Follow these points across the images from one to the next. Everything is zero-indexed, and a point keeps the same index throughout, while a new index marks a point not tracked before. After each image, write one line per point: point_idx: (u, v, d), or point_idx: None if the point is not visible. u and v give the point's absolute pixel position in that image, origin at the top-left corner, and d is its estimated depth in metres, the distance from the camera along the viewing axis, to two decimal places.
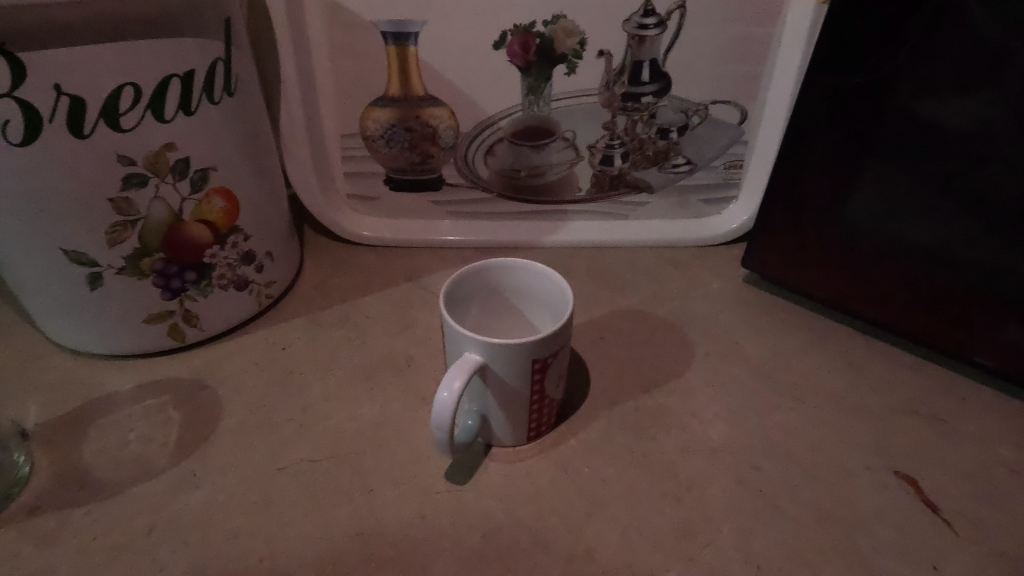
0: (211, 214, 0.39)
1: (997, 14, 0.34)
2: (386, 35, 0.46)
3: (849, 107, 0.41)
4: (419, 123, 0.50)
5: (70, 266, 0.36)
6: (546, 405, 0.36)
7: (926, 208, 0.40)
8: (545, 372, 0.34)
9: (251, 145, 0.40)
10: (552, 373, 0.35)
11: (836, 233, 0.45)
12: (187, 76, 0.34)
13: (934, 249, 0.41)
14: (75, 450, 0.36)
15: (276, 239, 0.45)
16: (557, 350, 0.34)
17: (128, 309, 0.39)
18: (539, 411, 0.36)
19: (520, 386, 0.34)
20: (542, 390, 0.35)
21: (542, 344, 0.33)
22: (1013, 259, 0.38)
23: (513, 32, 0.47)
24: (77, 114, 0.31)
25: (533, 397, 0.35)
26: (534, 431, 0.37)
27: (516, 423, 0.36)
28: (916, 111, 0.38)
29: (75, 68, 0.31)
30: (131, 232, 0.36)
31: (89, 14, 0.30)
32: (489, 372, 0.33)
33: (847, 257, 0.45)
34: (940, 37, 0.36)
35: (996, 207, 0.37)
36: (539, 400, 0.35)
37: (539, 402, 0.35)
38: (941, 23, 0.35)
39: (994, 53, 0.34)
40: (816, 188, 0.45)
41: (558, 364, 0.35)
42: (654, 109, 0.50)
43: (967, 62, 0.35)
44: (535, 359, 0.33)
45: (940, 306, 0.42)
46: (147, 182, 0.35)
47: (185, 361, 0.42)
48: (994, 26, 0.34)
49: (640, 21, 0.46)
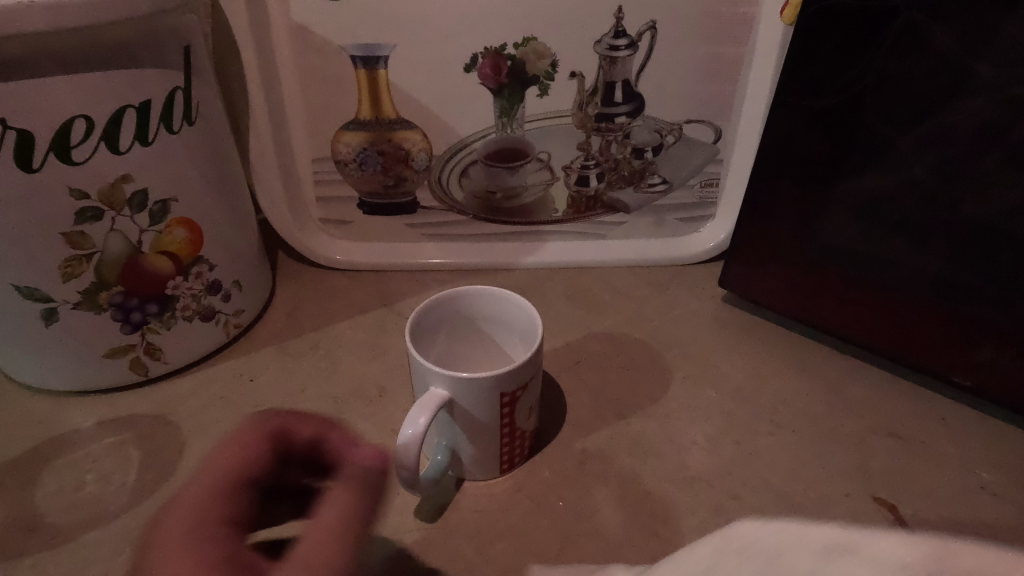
0: (172, 245, 0.38)
1: (959, 38, 0.34)
2: (356, 59, 0.46)
3: (819, 128, 0.41)
4: (392, 146, 0.49)
5: (22, 303, 0.35)
6: (518, 436, 0.35)
7: (898, 229, 0.40)
8: (515, 405, 0.33)
9: (215, 174, 0.39)
10: (522, 406, 0.34)
11: (810, 253, 0.44)
12: (144, 106, 0.33)
13: (907, 270, 0.41)
14: (28, 493, 0.35)
15: (244, 267, 0.44)
16: (526, 382, 0.33)
17: (86, 345, 0.38)
18: (509, 444, 0.35)
19: (489, 420, 0.33)
20: (511, 424, 0.34)
21: (510, 377, 0.32)
22: (986, 281, 0.38)
23: (484, 55, 0.46)
24: (26, 148, 0.30)
25: (503, 430, 0.34)
26: (506, 464, 0.37)
27: (487, 456, 0.35)
28: (885, 133, 0.38)
29: (22, 102, 0.30)
30: (87, 265, 0.35)
31: (36, 47, 0.29)
32: (456, 407, 0.32)
33: (823, 278, 0.45)
34: (906, 59, 0.36)
35: (966, 228, 0.37)
36: (509, 433, 0.35)
37: (510, 434, 0.35)
38: (905, 45, 0.35)
39: (958, 76, 0.34)
40: (789, 208, 0.44)
41: (529, 396, 0.34)
42: (628, 129, 0.49)
43: (932, 84, 0.35)
44: (503, 393, 0.32)
45: (916, 327, 0.42)
46: (102, 215, 0.34)
47: (148, 395, 0.41)
48: (957, 49, 0.34)
49: (611, 42, 0.46)
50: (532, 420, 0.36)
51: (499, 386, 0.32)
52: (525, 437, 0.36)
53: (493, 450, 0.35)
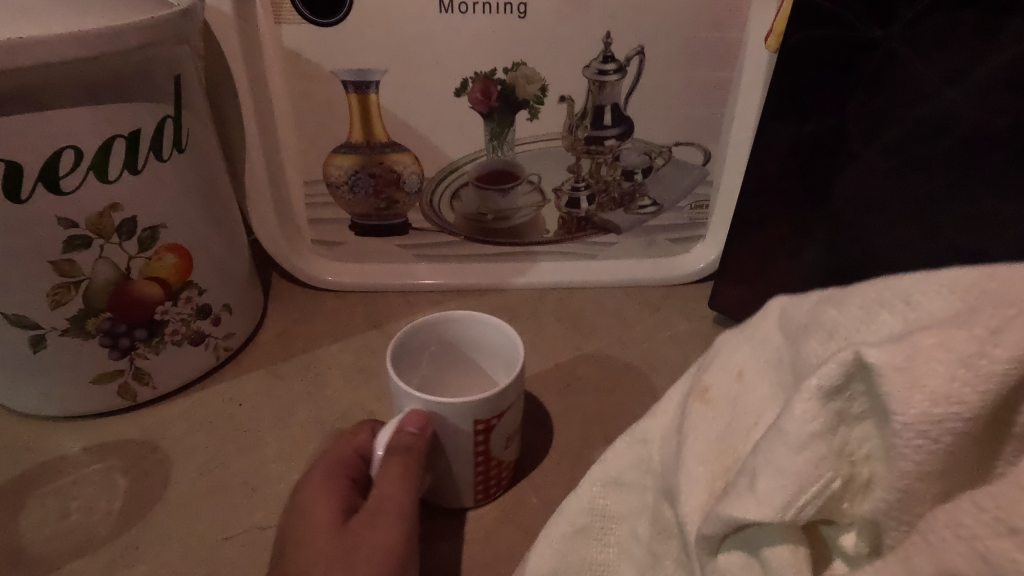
0: (162, 271, 0.38)
1: (941, 63, 0.34)
2: (347, 84, 0.46)
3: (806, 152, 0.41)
4: (383, 169, 0.50)
5: (9, 330, 0.35)
6: (495, 463, 0.35)
7: (890, 252, 0.39)
8: (490, 433, 0.33)
9: (204, 200, 0.39)
10: (498, 433, 0.34)
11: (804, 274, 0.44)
12: (133, 136, 0.34)
13: None
14: (12, 521, 0.35)
15: (234, 291, 0.44)
16: (502, 408, 0.33)
17: (74, 371, 0.38)
18: (485, 471, 0.35)
19: (464, 446, 0.33)
20: (486, 451, 0.34)
21: (485, 406, 0.32)
22: None
23: (474, 80, 0.47)
24: (13, 179, 0.31)
25: (480, 457, 0.34)
26: (481, 495, 0.36)
27: (464, 484, 0.35)
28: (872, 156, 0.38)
29: (10, 133, 0.30)
30: (75, 293, 0.35)
31: (26, 80, 0.29)
32: (430, 433, 0.32)
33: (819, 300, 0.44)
34: (888, 84, 0.37)
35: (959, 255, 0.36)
36: (484, 461, 0.34)
37: (486, 461, 0.34)
38: (888, 70, 0.36)
39: (940, 101, 0.35)
40: (777, 231, 0.45)
41: (507, 423, 0.34)
42: (617, 151, 0.50)
43: (918, 108, 0.36)
44: (478, 420, 0.32)
45: None
46: (91, 243, 0.34)
47: (136, 420, 0.41)
48: (939, 75, 0.34)
49: (599, 67, 0.46)
50: (510, 446, 0.35)
51: (472, 412, 0.32)
52: (504, 463, 0.36)
53: (469, 477, 0.35)
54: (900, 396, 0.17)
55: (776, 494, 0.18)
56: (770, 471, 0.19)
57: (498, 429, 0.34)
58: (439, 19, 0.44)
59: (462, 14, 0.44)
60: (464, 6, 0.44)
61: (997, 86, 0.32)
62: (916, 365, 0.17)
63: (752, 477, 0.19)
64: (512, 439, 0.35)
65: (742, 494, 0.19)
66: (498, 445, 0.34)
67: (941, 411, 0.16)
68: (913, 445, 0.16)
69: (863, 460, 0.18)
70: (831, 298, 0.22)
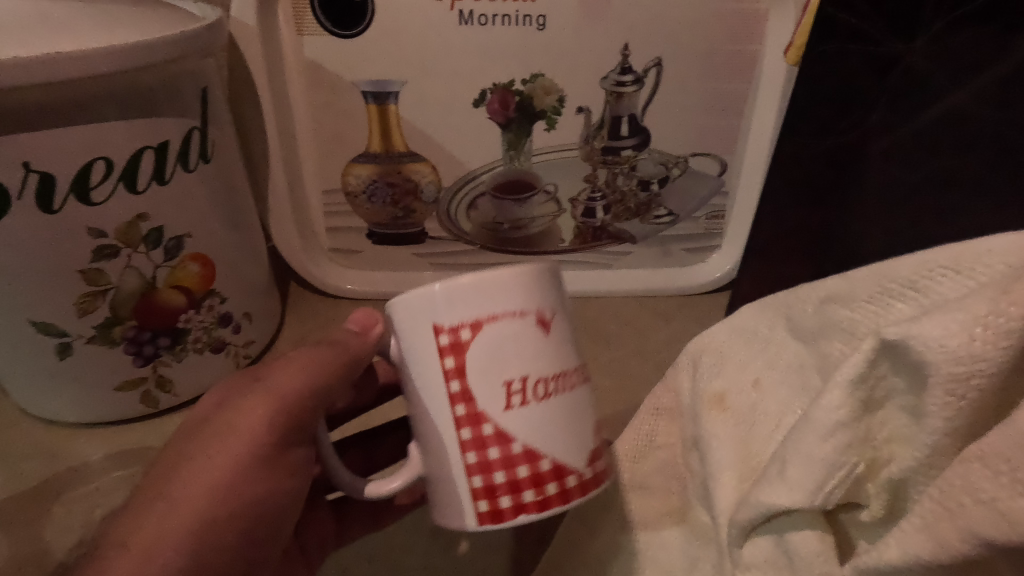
0: (186, 279, 0.38)
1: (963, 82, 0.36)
2: (367, 94, 0.47)
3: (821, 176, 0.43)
4: (401, 178, 0.50)
5: (37, 337, 0.35)
6: (490, 430, 0.29)
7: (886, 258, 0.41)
8: (460, 351, 0.29)
9: (227, 208, 0.40)
10: (479, 370, 0.29)
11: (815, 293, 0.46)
12: (162, 147, 0.34)
13: None
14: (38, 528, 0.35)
15: (254, 298, 0.44)
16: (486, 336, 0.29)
17: (99, 378, 0.38)
18: (476, 438, 0.29)
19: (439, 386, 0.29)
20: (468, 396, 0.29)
21: (450, 306, 0.29)
22: None
23: (493, 91, 0.47)
24: (46, 190, 0.31)
25: (461, 404, 0.29)
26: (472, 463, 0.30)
27: (455, 452, 0.30)
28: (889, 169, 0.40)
29: (45, 145, 0.30)
30: (101, 301, 0.36)
31: (61, 94, 0.30)
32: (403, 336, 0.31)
33: None
34: (908, 100, 0.39)
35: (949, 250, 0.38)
36: (472, 416, 0.29)
37: (476, 420, 0.29)
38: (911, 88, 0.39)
39: (956, 113, 0.37)
40: None
41: (503, 367, 0.29)
42: (634, 161, 0.50)
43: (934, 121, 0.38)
44: (442, 328, 0.29)
45: None
46: (118, 253, 0.35)
47: (158, 427, 0.41)
48: (960, 91, 0.36)
49: (617, 78, 0.46)
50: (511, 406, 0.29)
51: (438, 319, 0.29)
52: (512, 443, 0.29)
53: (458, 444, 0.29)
54: (931, 361, 0.22)
55: (803, 482, 0.24)
56: (798, 461, 0.24)
57: (483, 366, 0.29)
58: (459, 31, 0.45)
59: (482, 26, 0.45)
60: (484, 17, 0.44)
61: (1010, 87, 0.35)
62: (932, 330, 0.22)
63: (781, 467, 0.25)
64: (518, 399, 0.29)
65: (774, 483, 0.25)
66: (493, 396, 0.29)
67: (961, 371, 0.21)
68: (945, 403, 0.22)
69: (883, 439, 0.24)
70: (835, 294, 0.27)
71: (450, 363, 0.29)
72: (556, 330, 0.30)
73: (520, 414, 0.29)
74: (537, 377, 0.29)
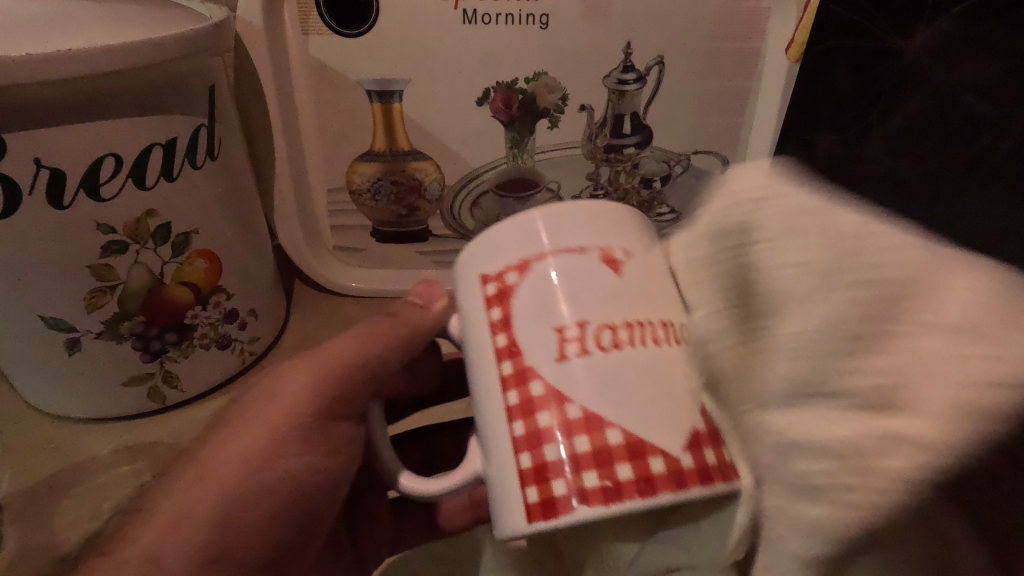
0: (193, 275, 0.39)
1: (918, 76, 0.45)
2: (372, 93, 0.47)
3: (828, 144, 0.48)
4: (405, 176, 0.50)
5: (46, 332, 0.36)
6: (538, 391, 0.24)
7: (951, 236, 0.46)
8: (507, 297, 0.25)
9: (234, 205, 0.40)
10: (530, 313, 0.25)
11: None
12: (170, 144, 0.35)
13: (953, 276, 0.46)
14: (46, 521, 0.36)
15: (260, 296, 0.44)
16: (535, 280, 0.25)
17: (106, 373, 0.39)
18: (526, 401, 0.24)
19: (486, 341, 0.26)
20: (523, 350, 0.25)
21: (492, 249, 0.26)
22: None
23: (496, 89, 0.48)
24: (57, 186, 0.31)
25: (506, 360, 0.25)
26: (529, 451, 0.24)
27: (500, 425, 0.25)
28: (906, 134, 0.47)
29: (55, 141, 0.31)
30: (110, 297, 0.36)
31: (71, 91, 0.30)
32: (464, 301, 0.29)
33: None
34: (909, 79, 0.45)
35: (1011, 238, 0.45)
36: (520, 374, 0.24)
37: (527, 378, 0.24)
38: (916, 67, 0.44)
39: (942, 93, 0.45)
40: None
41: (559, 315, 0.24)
42: (636, 159, 0.50)
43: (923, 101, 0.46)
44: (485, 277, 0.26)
45: None
46: (127, 248, 0.35)
47: (165, 423, 0.41)
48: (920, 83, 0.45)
49: (620, 77, 0.47)
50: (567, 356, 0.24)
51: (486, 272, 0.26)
52: (568, 405, 0.23)
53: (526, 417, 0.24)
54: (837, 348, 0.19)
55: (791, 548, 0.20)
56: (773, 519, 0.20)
57: (534, 316, 0.24)
58: (462, 30, 0.45)
59: (486, 25, 0.45)
60: (488, 17, 0.45)
61: (986, 76, 0.44)
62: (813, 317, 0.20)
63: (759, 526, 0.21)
64: (579, 346, 0.24)
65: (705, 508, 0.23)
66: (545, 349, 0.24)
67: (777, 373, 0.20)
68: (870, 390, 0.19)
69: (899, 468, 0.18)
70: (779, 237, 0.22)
71: (497, 315, 0.25)
72: (631, 272, 0.25)
73: (571, 372, 0.24)
74: (600, 323, 0.24)
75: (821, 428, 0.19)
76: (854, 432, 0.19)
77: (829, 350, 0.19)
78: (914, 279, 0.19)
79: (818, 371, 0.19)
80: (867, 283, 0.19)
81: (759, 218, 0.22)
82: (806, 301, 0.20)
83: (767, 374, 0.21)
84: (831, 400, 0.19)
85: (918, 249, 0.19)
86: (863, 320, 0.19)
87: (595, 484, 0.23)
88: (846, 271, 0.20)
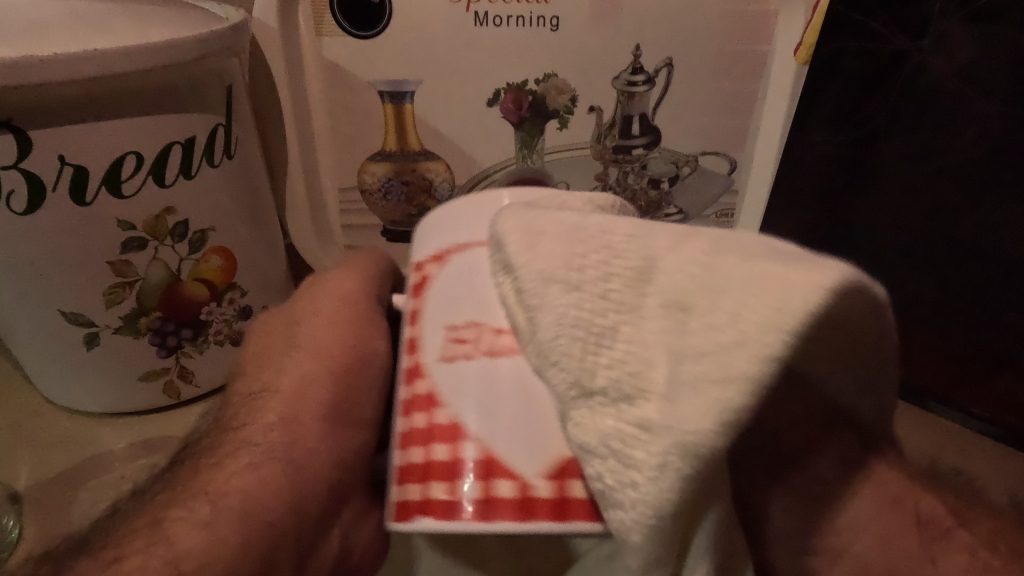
0: (208, 272, 0.39)
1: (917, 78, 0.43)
2: (384, 94, 0.48)
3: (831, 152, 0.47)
4: (416, 176, 0.51)
5: (66, 327, 0.36)
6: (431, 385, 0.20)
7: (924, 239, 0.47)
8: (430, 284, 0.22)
9: (249, 204, 0.41)
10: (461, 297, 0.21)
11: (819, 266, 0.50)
12: (189, 142, 0.35)
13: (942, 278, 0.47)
14: (64, 513, 0.36)
15: (273, 293, 0.45)
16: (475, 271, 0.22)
17: (124, 368, 0.39)
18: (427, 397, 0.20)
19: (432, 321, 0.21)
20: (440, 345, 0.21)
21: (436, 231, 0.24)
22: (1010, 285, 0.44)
23: (506, 90, 0.48)
24: (80, 183, 0.32)
25: (406, 355, 0.22)
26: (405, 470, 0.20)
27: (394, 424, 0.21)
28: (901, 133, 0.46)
29: (79, 140, 0.31)
30: (129, 292, 0.37)
31: (95, 90, 0.31)
32: None
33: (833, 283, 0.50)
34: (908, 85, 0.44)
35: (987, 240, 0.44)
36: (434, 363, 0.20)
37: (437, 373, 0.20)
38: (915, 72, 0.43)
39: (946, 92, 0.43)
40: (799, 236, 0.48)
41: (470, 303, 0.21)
42: (645, 160, 0.50)
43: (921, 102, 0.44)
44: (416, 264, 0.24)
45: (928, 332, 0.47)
46: (145, 245, 0.36)
47: (179, 417, 0.42)
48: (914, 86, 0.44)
49: (629, 78, 0.47)
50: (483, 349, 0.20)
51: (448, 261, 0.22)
52: (438, 410, 0.19)
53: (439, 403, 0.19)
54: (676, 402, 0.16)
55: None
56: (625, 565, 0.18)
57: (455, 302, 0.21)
58: (474, 32, 0.46)
59: (497, 27, 0.46)
60: (500, 19, 0.45)
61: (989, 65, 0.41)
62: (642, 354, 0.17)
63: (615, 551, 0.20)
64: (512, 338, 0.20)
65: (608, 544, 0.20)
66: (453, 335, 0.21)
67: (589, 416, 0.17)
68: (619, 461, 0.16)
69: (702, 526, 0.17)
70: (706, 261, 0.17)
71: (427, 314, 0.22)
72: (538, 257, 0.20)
73: (466, 368, 0.20)
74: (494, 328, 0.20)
75: (626, 499, 0.16)
76: (672, 498, 0.16)
77: (696, 428, 0.15)
78: (761, 329, 0.15)
79: (646, 440, 0.16)
80: (689, 332, 0.17)
81: (655, 256, 0.18)
82: (682, 366, 0.16)
83: (638, 457, 0.16)
84: (625, 461, 0.16)
85: (807, 292, 0.16)
86: (709, 379, 0.16)
87: (466, 494, 0.18)
88: (586, 291, 0.18)
